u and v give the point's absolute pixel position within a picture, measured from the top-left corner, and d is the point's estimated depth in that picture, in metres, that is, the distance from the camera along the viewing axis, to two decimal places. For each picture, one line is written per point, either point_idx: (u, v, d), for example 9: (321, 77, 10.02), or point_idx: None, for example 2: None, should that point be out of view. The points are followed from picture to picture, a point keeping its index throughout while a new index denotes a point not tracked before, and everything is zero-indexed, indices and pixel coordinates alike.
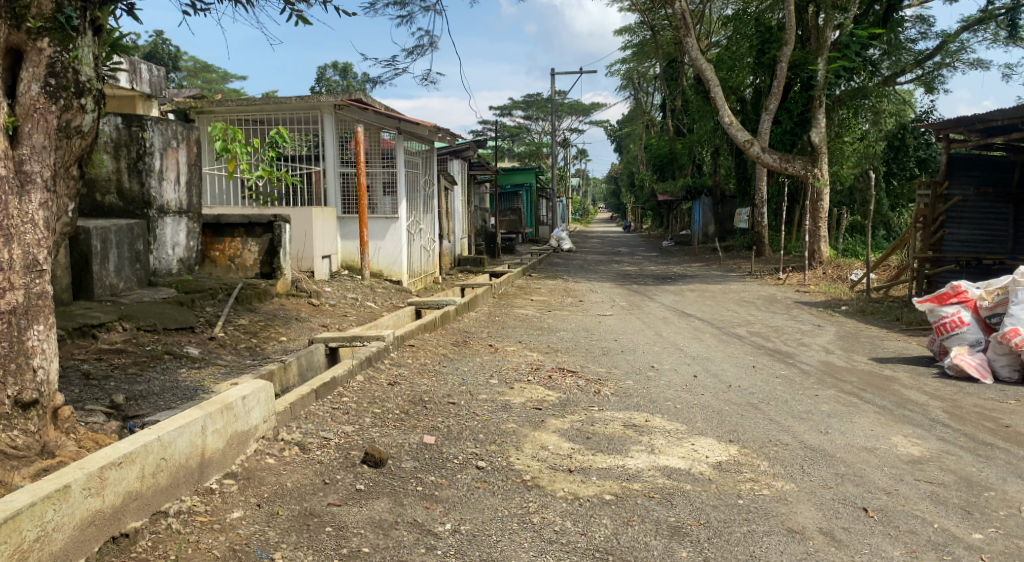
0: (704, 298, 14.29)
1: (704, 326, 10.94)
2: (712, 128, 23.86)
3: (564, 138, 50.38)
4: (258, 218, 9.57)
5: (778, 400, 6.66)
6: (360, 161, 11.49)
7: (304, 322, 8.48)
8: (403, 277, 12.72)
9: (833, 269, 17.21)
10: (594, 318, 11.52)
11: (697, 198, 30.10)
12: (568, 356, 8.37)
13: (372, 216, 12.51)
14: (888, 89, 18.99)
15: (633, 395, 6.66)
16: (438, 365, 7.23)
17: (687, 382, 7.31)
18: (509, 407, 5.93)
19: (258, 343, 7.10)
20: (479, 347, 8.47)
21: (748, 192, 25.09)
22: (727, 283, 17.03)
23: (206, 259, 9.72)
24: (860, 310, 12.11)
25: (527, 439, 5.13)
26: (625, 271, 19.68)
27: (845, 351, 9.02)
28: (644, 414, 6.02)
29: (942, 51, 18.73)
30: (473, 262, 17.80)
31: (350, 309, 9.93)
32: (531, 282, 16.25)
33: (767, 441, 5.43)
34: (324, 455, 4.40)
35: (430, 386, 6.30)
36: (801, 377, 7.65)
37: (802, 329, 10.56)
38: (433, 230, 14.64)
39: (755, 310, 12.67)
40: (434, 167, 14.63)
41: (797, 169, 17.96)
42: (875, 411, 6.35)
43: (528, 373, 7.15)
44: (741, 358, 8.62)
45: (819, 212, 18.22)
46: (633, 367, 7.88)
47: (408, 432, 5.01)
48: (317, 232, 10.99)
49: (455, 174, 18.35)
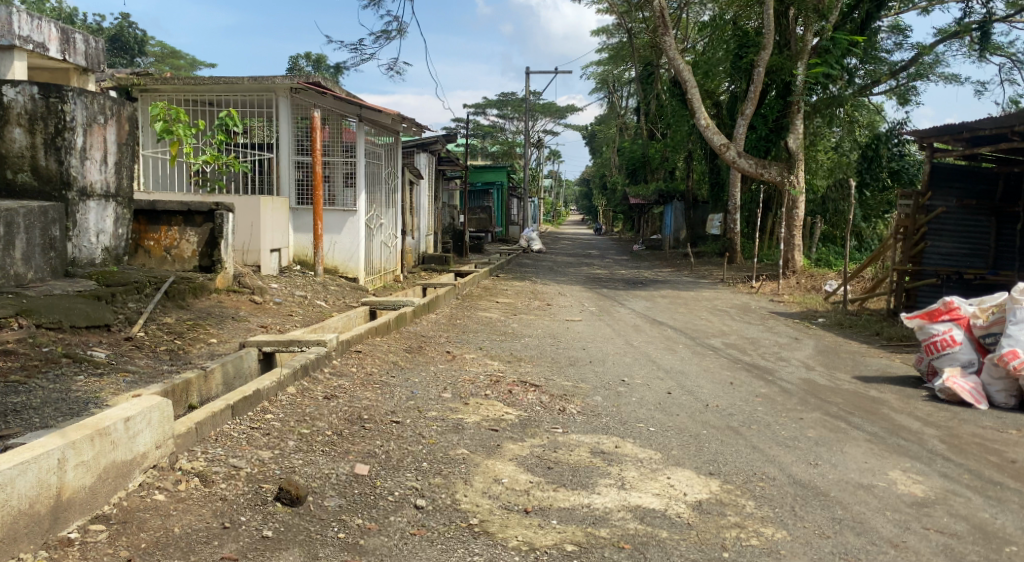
0: (676, 306, 13.68)
1: (677, 336, 10.31)
2: (687, 133, 23.29)
3: (538, 138, 49.71)
4: (197, 205, 8.79)
5: (760, 423, 6.03)
6: (316, 149, 10.71)
7: (241, 322, 7.70)
8: (360, 274, 11.92)
9: (807, 279, 16.73)
10: (560, 324, 10.83)
11: (670, 202, 29.61)
12: (531, 366, 7.66)
13: (328, 208, 11.71)
14: (864, 99, 18.57)
15: (601, 414, 5.98)
16: (385, 375, 6.49)
17: (660, 400, 6.65)
18: (460, 429, 5.21)
19: (182, 347, 6.31)
20: (435, 355, 7.73)
21: (721, 197, 24.60)
22: (700, 290, 16.45)
23: (139, 250, 8.88)
24: (838, 322, 11.57)
25: (479, 469, 4.43)
26: (595, 275, 19.07)
27: (828, 369, 8.41)
28: (613, 438, 5.34)
29: (916, 62, 18.32)
30: (437, 260, 16.98)
31: (297, 309, 9.15)
32: (498, 283, 15.52)
33: (751, 475, 4.79)
34: (229, 489, 3.66)
35: (373, 401, 5.56)
36: (783, 397, 7.03)
37: (779, 343, 9.98)
38: (395, 226, 13.85)
39: (730, 320, 12.08)
40: (398, 160, 13.82)
41: (773, 175, 17.42)
42: (867, 439, 5.73)
43: (485, 386, 6.44)
44: (717, 373, 7.99)
45: (794, 220, 17.74)
46: (600, 381, 7.20)
47: (338, 459, 4.28)
48: (265, 223, 10.18)
49: (422, 168, 17.56)
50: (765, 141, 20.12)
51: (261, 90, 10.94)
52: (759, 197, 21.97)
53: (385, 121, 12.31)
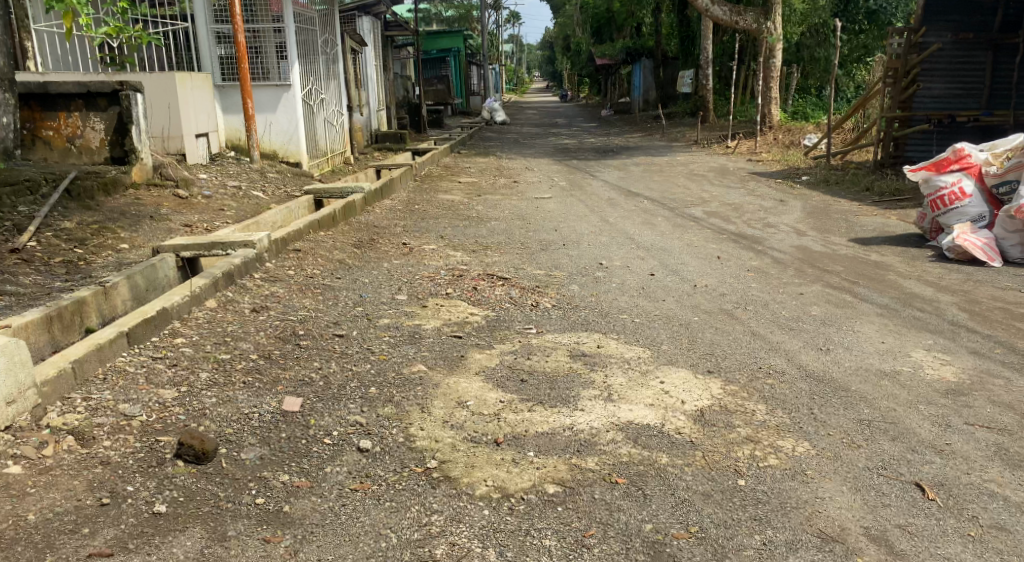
0: (651, 173, 12.82)
1: (654, 207, 9.50)
2: None
3: (495, 1, 47.06)
4: (99, 87, 7.80)
5: (758, 303, 5.33)
6: (235, 14, 9.51)
7: (160, 223, 6.77)
8: (303, 159, 10.83)
9: (785, 134, 15.87)
10: (527, 202, 9.96)
11: (636, 62, 28.14)
12: (499, 254, 6.85)
13: (260, 86, 10.51)
14: None
15: (578, 307, 5.24)
16: (329, 277, 5.64)
17: (641, 283, 5.92)
18: (418, 340, 4.43)
19: (83, 258, 5.43)
20: (390, 248, 6.87)
21: (690, 52, 23.33)
22: (673, 154, 15.54)
23: (37, 141, 7.95)
24: (824, 180, 10.80)
25: (439, 390, 3.68)
26: (562, 145, 18.03)
27: (821, 233, 7.68)
28: (595, 336, 4.60)
29: None
30: (394, 139, 15.82)
31: (230, 203, 8.19)
32: (459, 161, 14.47)
33: (754, 367, 4.10)
34: (115, 448, 2.91)
35: (312, 311, 4.74)
36: (776, 269, 6.33)
37: (764, 207, 9.24)
38: (340, 103, 12.66)
39: (709, 186, 11.26)
40: (336, 27, 12.49)
41: (748, 23, 16.27)
42: (878, 313, 5.05)
43: (445, 283, 5.62)
44: (701, 247, 7.25)
45: (770, 71, 16.70)
46: (575, 266, 6.43)
47: (264, 393, 3.49)
48: (184, 105, 9.02)
49: (367, 37, 16.10)
50: None
51: None
52: (731, 49, 20.74)
53: None
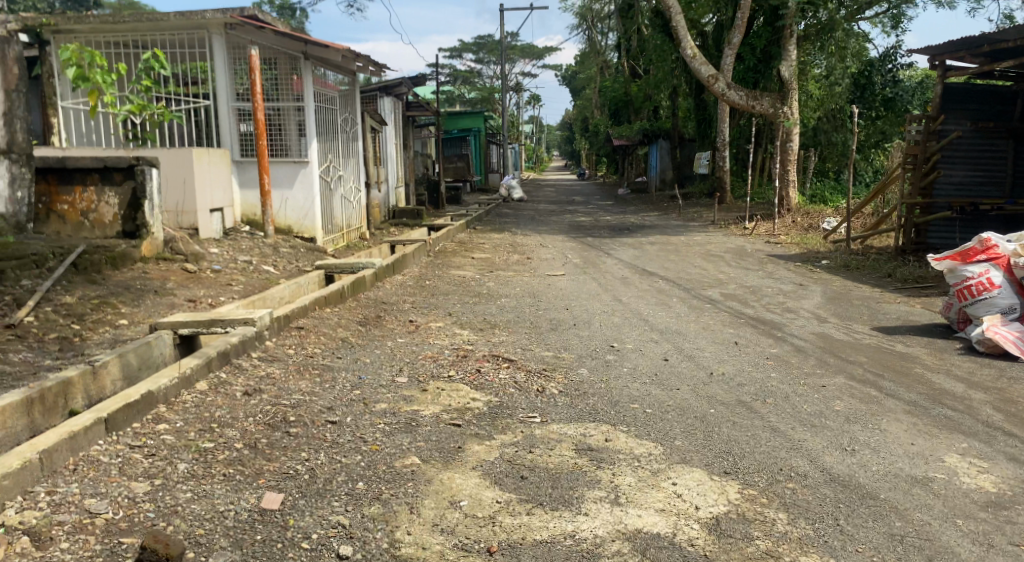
0: (667, 253, 12.66)
1: (669, 288, 9.30)
2: (670, 68, 22.07)
3: (516, 82, 48.10)
4: (115, 161, 7.82)
5: (777, 395, 5.06)
6: (256, 91, 9.62)
7: (164, 297, 6.64)
8: (317, 234, 10.79)
9: (803, 216, 15.74)
10: (540, 280, 9.79)
11: (654, 142, 28.39)
12: (506, 334, 6.64)
13: (277, 161, 10.55)
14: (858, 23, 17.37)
15: (587, 394, 4.99)
16: (329, 356, 5.44)
17: (654, 370, 5.67)
18: (414, 427, 4.18)
19: (79, 333, 5.28)
20: (395, 326, 6.69)
21: (708, 134, 23.49)
22: (690, 234, 15.43)
23: (51, 215, 7.92)
24: (844, 264, 10.58)
25: (432, 487, 3.42)
26: (578, 222, 18.00)
27: (842, 320, 7.42)
28: (603, 428, 4.34)
29: None
30: (410, 214, 15.84)
31: (238, 277, 8.09)
32: (474, 236, 14.41)
33: (774, 469, 3.82)
34: (71, 551, 2.72)
35: (307, 394, 4.52)
36: (796, 358, 6.06)
37: (783, 291, 9.02)
38: (357, 179, 12.71)
39: (726, 267, 11.07)
40: (356, 104, 12.63)
41: (765, 107, 16.44)
42: (906, 410, 4.76)
43: (448, 365, 5.40)
44: (718, 332, 7.00)
45: (788, 154, 16.70)
46: (585, 349, 6.20)
47: (243, 487, 3.25)
48: (199, 179, 9.02)
49: (386, 115, 16.32)
50: (753, 72, 19.02)
51: (192, 28, 9.87)
52: (748, 132, 20.84)
53: (336, 59, 11.13)
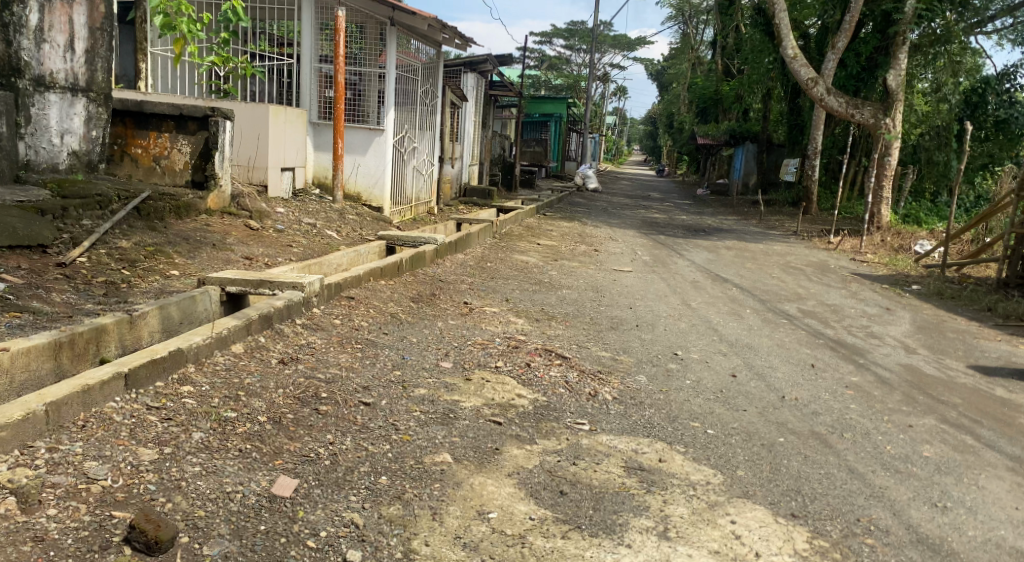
0: (743, 259, 12.06)
1: (742, 298, 8.78)
2: (767, 70, 21.19)
3: (605, 72, 47.35)
4: (190, 109, 7.68)
5: (856, 431, 4.58)
6: (338, 54, 9.42)
7: (221, 251, 6.47)
8: (385, 204, 10.58)
9: (893, 236, 14.87)
10: (606, 274, 9.39)
11: (741, 144, 27.48)
12: (564, 328, 6.27)
13: (353, 126, 10.36)
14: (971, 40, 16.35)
15: (643, 405, 4.59)
16: (375, 332, 5.16)
17: (720, 386, 5.21)
18: (451, 420, 3.86)
19: (127, 280, 5.11)
20: (449, 306, 6.38)
21: (799, 141, 22.53)
22: (769, 242, 14.75)
23: (125, 157, 7.82)
24: (936, 291, 9.86)
25: (460, 492, 3.11)
26: (652, 218, 17.47)
27: (933, 353, 6.81)
28: (657, 446, 3.94)
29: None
30: (481, 193, 15.56)
31: (300, 239, 7.91)
32: (543, 223, 14.05)
33: (850, 519, 3.41)
34: (57, 520, 2.51)
35: (344, 371, 4.23)
36: (880, 391, 5.53)
37: (866, 313, 8.42)
38: (432, 152, 12.45)
39: (805, 281, 10.45)
40: (439, 76, 12.36)
41: (866, 117, 15.58)
42: (1007, 466, 4.23)
43: (497, 354, 5.06)
44: (793, 351, 6.49)
45: (885, 168, 15.81)
46: (646, 354, 5.79)
47: (255, 467, 2.98)
48: (272, 137, 8.86)
49: (468, 90, 16.04)
50: (855, 80, 18.12)
51: None
52: (843, 142, 19.87)
53: (423, 28, 10.86)
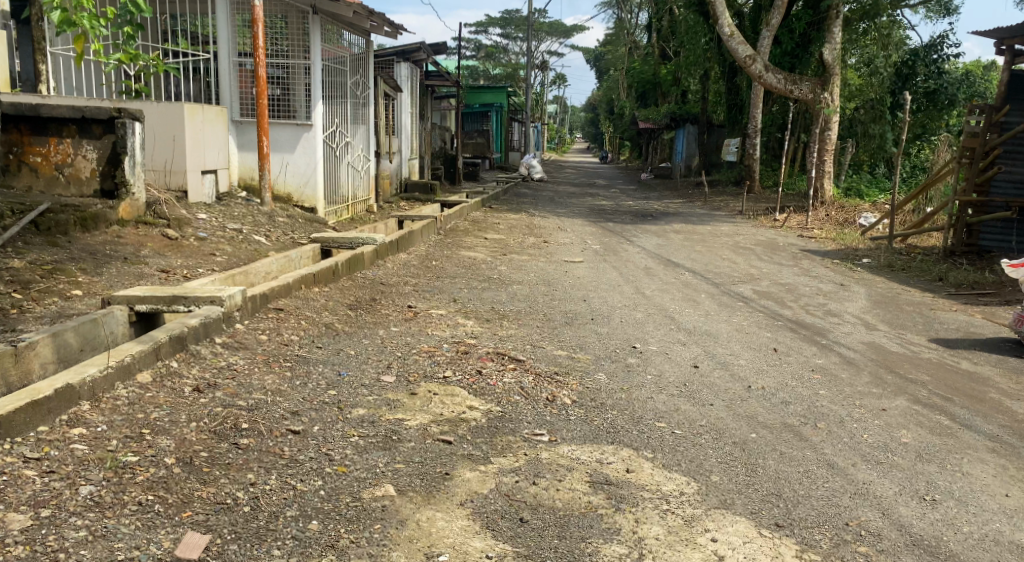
0: (693, 242, 11.83)
1: (696, 282, 8.50)
2: (703, 50, 21.09)
3: (542, 61, 47.04)
4: (93, 112, 7.05)
5: (830, 419, 4.28)
6: (258, 47, 8.85)
7: (133, 265, 5.92)
8: (318, 204, 10.05)
9: (838, 210, 14.84)
10: (556, 266, 9.01)
11: (681, 126, 27.42)
12: (516, 327, 5.87)
13: (279, 124, 9.79)
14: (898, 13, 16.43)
15: (605, 408, 4.22)
16: (308, 346, 4.69)
17: (683, 380, 4.89)
18: (394, 444, 3.44)
19: (20, 305, 4.58)
20: (391, 312, 5.93)
21: (738, 120, 22.52)
22: (717, 223, 14.59)
23: (23, 167, 7.20)
24: (887, 265, 9.72)
25: (404, 532, 2.75)
26: (598, 206, 17.18)
27: (894, 328, 6.61)
28: (623, 453, 3.58)
29: None
30: (421, 189, 15.06)
31: (225, 247, 7.37)
32: (488, 216, 13.61)
33: (838, 524, 3.09)
34: None
35: (271, 394, 3.77)
36: (846, 372, 5.27)
37: (822, 291, 8.21)
38: (367, 148, 11.93)
39: (758, 261, 10.24)
40: (369, 68, 11.83)
41: (804, 92, 15.52)
42: (989, 447, 3.97)
43: (445, 362, 4.64)
44: (754, 335, 6.20)
45: (826, 143, 15.77)
46: (604, 349, 5.43)
47: (158, 525, 2.59)
48: (189, 138, 8.27)
49: (403, 83, 15.51)
50: (789, 57, 18.12)
51: None
52: (781, 120, 19.88)
53: (349, 17, 10.32)
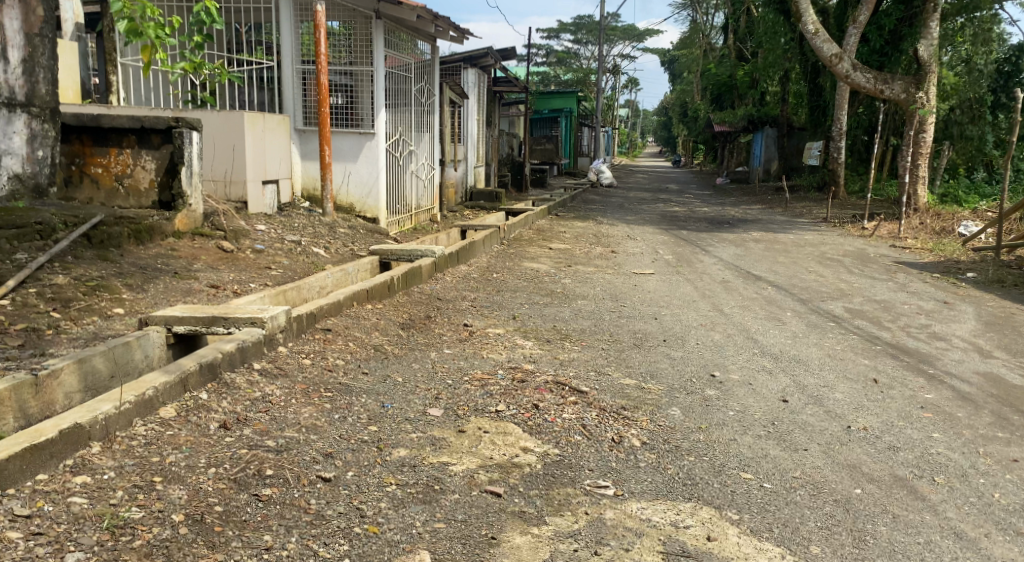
0: (775, 252, 11.12)
1: (780, 298, 7.84)
2: (784, 50, 20.20)
3: (614, 66, 46.38)
4: (153, 122, 6.82)
5: (950, 472, 3.72)
6: (320, 53, 8.60)
7: (183, 279, 5.66)
8: (380, 214, 9.76)
9: (933, 218, 13.84)
10: (625, 279, 8.48)
11: (760, 130, 26.42)
12: (580, 350, 5.39)
13: (341, 132, 9.55)
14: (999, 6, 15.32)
15: (680, 452, 3.70)
16: (352, 372, 4.30)
17: (770, 417, 4.31)
18: (436, 496, 2.99)
19: (56, 326, 4.32)
20: (446, 331, 5.51)
21: (821, 123, 21.48)
22: (800, 231, 13.78)
23: (85, 178, 6.96)
24: (995, 279, 8.88)
25: None
26: (672, 212, 16.52)
27: (1012, 356, 5.87)
28: (702, 514, 3.08)
29: None
30: (487, 196, 14.69)
31: (282, 259, 7.10)
32: (555, 224, 13.13)
33: None
34: None
35: (304, 431, 3.37)
36: (963, 411, 4.62)
37: (923, 309, 7.48)
38: (432, 156, 11.62)
39: (847, 274, 9.49)
40: (434, 74, 11.53)
41: (896, 92, 14.58)
42: None
43: (499, 393, 4.18)
44: (849, 363, 5.56)
45: (921, 146, 14.73)
46: (678, 378, 4.88)
47: None
48: (249, 148, 8.05)
49: (471, 88, 15.17)
50: (878, 55, 17.10)
51: None
52: (869, 122, 18.82)
53: (413, 22, 10.03)
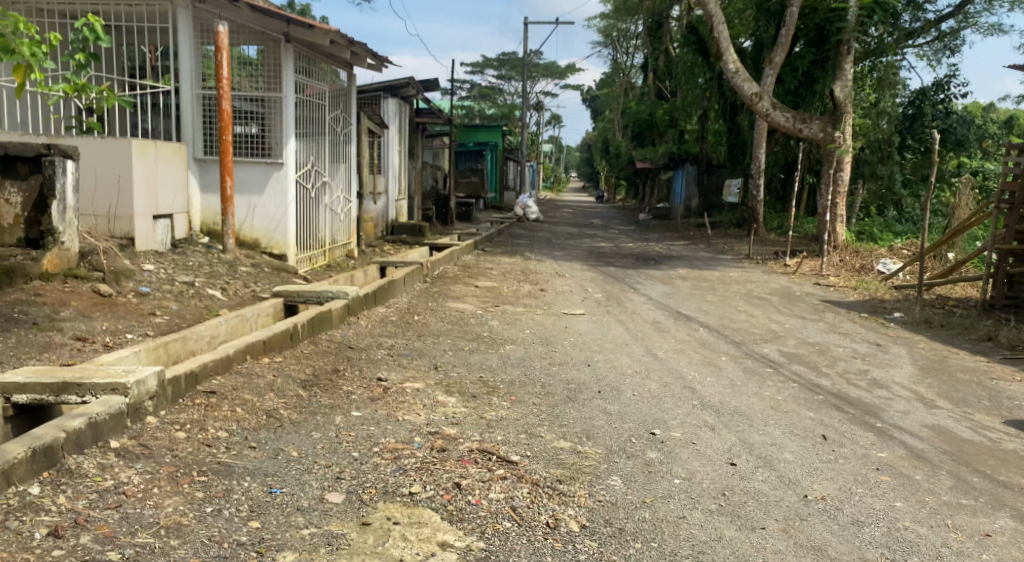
0: (702, 290, 10.84)
1: (713, 341, 7.46)
2: (703, 90, 20.38)
3: (537, 102, 46.61)
4: (19, 149, 5.96)
5: (924, 553, 3.31)
6: (222, 76, 7.90)
7: (42, 332, 4.87)
8: (289, 250, 9.02)
9: (853, 255, 13.89)
10: (554, 320, 7.98)
11: (680, 166, 26.64)
12: (508, 406, 4.80)
13: (246, 162, 8.82)
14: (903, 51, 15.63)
15: (625, 539, 3.18)
16: (239, 445, 3.62)
17: (721, 486, 3.82)
18: None
19: None
20: (356, 387, 4.85)
21: (739, 162, 21.48)
22: (725, 268, 13.62)
23: None
24: (922, 319, 8.74)
25: None
26: (597, 247, 16.22)
27: (957, 406, 5.57)
28: None
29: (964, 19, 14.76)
30: (410, 230, 14.07)
31: (171, 303, 6.33)
32: (481, 259, 12.60)
33: None
34: None
35: (161, 534, 2.84)
36: (920, 472, 4.23)
37: (858, 353, 7.20)
38: (348, 188, 10.97)
39: (777, 314, 9.23)
40: (352, 104, 10.96)
41: (814, 131, 14.61)
42: None
43: (415, 467, 3.58)
44: (794, 416, 5.14)
45: (838, 184, 14.87)
46: (616, 440, 4.35)
47: None
48: (138, 179, 7.27)
49: (392, 119, 14.58)
50: (793, 96, 17.33)
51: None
52: (787, 159, 19.03)
53: (327, 47, 9.45)
